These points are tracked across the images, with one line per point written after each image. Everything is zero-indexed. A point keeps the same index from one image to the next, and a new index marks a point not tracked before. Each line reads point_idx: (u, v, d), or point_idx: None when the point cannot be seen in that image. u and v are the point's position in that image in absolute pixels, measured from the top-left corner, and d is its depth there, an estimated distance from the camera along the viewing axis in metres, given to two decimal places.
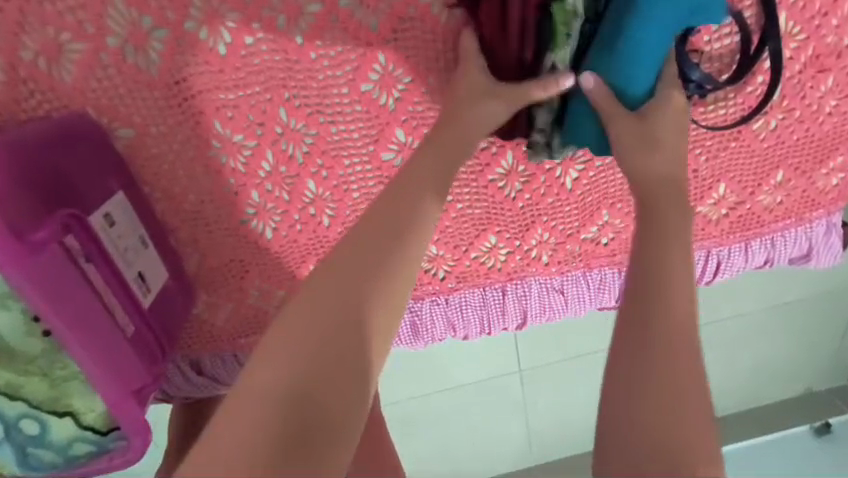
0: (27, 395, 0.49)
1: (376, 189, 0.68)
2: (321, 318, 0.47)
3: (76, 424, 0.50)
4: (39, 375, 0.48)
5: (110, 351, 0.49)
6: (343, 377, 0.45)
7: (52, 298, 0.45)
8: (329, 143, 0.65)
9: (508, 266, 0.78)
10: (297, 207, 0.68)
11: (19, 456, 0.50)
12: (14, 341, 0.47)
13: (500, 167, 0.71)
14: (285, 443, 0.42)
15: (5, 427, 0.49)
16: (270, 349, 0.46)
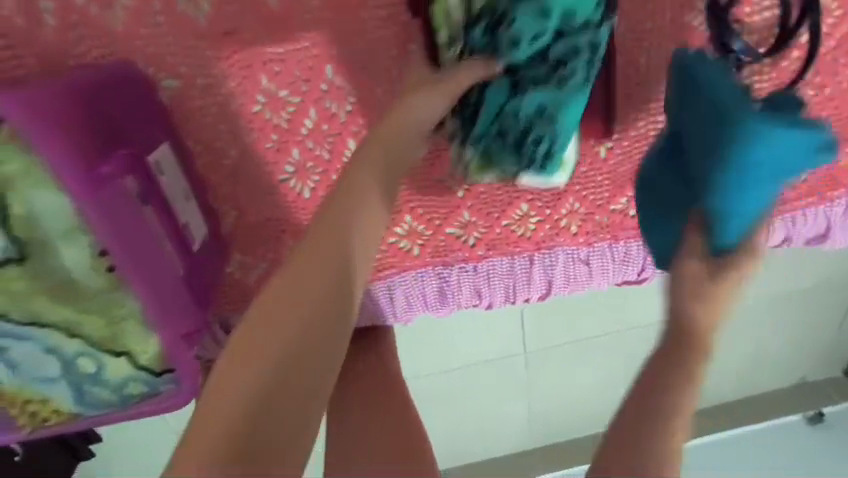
0: (87, 332, 0.49)
1: None
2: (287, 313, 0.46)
3: (132, 364, 0.52)
4: (100, 314, 0.49)
5: (166, 292, 0.49)
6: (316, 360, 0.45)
7: (117, 232, 0.45)
8: (372, 102, 0.66)
9: (538, 234, 0.80)
10: (337, 167, 0.69)
11: (75, 394, 0.51)
12: (77, 277, 0.46)
13: None
14: (256, 434, 0.41)
15: (63, 364, 0.50)
16: (249, 336, 0.45)
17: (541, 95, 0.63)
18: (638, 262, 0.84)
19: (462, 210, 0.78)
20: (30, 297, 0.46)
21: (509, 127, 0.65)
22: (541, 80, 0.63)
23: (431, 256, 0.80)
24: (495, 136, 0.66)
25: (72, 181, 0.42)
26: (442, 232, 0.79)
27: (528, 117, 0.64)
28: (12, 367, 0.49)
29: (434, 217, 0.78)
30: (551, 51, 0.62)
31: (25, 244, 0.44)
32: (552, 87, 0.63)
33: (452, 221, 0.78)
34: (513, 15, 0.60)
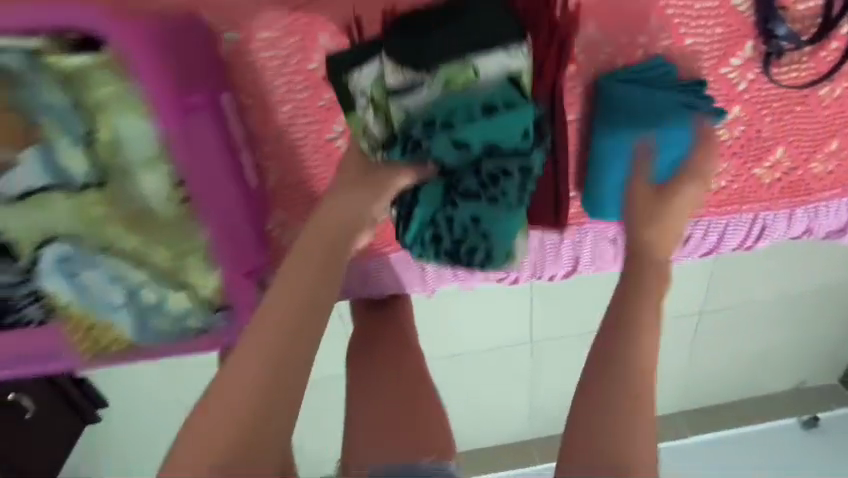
0: (154, 260, 0.60)
1: None
2: (279, 313, 0.51)
3: (186, 298, 0.60)
4: (166, 242, 0.59)
5: (227, 223, 0.59)
6: (286, 381, 0.49)
7: (186, 150, 0.57)
8: None
9: (570, 210, 0.81)
10: None
11: (136, 321, 0.60)
12: (156, 205, 0.58)
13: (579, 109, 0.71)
14: (240, 450, 0.46)
15: (126, 293, 0.59)
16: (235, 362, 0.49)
17: (471, 206, 0.61)
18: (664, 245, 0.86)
19: None
20: (105, 222, 0.58)
21: (444, 233, 0.63)
22: (469, 195, 0.60)
23: None
24: (431, 238, 0.64)
25: (162, 105, 0.54)
26: None
27: (461, 223, 0.62)
28: (81, 294, 0.59)
29: None
30: (481, 164, 0.60)
31: (109, 168, 0.56)
32: (483, 201, 0.60)
33: None
34: (433, 141, 0.58)
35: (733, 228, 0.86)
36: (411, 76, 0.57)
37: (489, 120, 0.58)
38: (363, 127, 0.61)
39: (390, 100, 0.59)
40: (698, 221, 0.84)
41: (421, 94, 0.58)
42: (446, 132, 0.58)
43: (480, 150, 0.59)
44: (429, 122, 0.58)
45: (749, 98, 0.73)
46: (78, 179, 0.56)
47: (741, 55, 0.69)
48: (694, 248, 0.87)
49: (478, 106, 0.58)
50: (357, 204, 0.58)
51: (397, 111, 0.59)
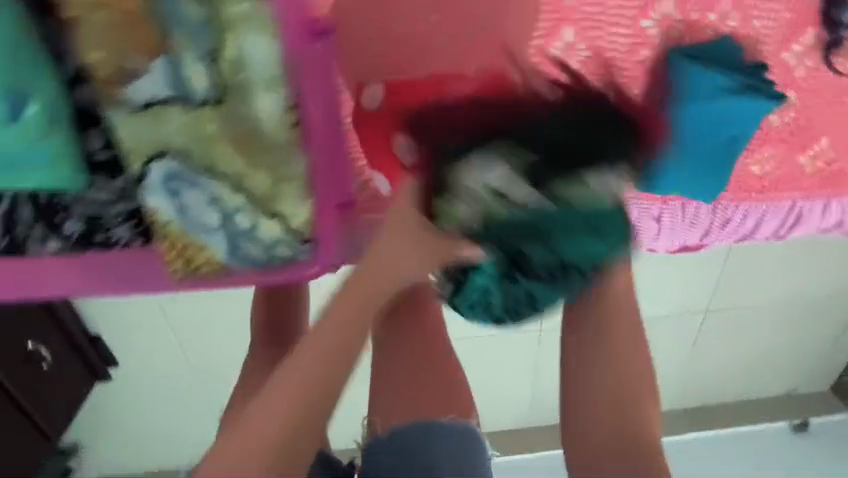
0: (252, 187, 0.55)
1: None
2: (303, 371, 0.48)
3: (283, 227, 0.57)
4: (267, 169, 0.55)
5: (332, 159, 0.58)
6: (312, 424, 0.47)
7: (313, 80, 0.55)
8: None
9: None
10: None
11: (230, 246, 0.57)
12: (264, 125, 0.54)
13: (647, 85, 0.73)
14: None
15: (222, 216, 0.55)
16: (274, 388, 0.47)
17: (537, 289, 0.56)
18: (704, 228, 0.89)
19: None
20: (217, 140, 0.53)
21: (494, 302, 0.60)
22: (535, 280, 0.55)
23: None
24: (479, 304, 0.61)
25: (294, 30, 0.52)
26: None
27: (514, 299, 0.58)
28: (183, 212, 0.55)
29: None
30: (564, 262, 0.54)
31: (228, 87, 0.51)
32: (548, 284, 0.56)
33: None
34: (532, 248, 0.53)
35: (771, 215, 0.89)
36: (528, 187, 0.50)
37: (587, 235, 0.53)
38: (458, 218, 0.51)
39: (497, 194, 0.50)
40: (739, 205, 0.87)
41: (536, 201, 0.50)
42: (544, 241, 0.52)
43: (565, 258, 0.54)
44: (526, 232, 0.52)
45: (804, 85, 0.76)
46: (197, 94, 0.51)
47: (804, 40, 0.73)
48: (732, 232, 0.90)
49: (585, 224, 0.52)
50: (407, 268, 0.53)
51: (510, 214, 0.51)
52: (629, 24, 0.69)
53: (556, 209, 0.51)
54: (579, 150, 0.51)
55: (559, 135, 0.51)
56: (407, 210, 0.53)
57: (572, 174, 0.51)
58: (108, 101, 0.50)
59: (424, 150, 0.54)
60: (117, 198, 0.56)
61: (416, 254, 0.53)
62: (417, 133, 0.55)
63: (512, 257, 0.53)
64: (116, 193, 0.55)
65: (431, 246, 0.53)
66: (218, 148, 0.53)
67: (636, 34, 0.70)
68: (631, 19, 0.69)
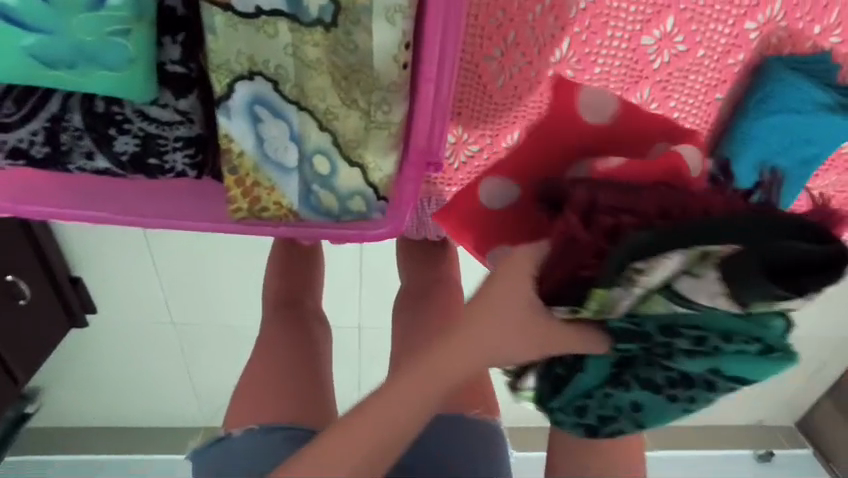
0: (337, 129, 0.49)
1: (619, 70, 0.69)
2: (387, 427, 0.49)
3: (362, 179, 0.52)
4: (360, 111, 0.49)
5: (432, 113, 0.52)
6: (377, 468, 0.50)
7: (441, 23, 0.47)
8: (606, 6, 0.65)
9: None
10: (543, 63, 0.68)
11: (302, 190, 0.52)
12: (374, 62, 0.46)
13: (729, 89, 0.71)
14: None
15: (299, 156, 0.50)
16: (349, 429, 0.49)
17: (650, 395, 0.51)
18: None
19: None
20: (316, 68, 0.46)
21: (592, 407, 0.54)
22: (651, 386, 0.51)
23: None
24: (573, 409, 0.55)
25: None
26: None
27: (620, 407, 0.53)
28: (260, 143, 0.49)
29: None
30: (688, 375, 0.50)
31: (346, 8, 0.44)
32: (662, 396, 0.51)
33: None
34: (686, 340, 0.48)
35: None
36: (716, 282, 0.43)
37: (748, 357, 0.47)
38: (607, 301, 0.47)
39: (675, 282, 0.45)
40: None
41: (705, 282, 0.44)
42: (681, 350, 0.48)
43: (697, 373, 0.49)
44: (670, 324, 0.48)
45: None
46: (312, 12, 0.44)
47: None
48: None
49: (754, 350, 0.47)
50: (512, 350, 0.49)
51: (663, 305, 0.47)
52: (731, 23, 0.66)
53: (734, 334, 0.46)
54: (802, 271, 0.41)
55: (799, 245, 0.40)
56: (521, 283, 0.49)
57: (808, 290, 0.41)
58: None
59: (580, 234, 0.49)
60: (179, 122, 0.49)
61: (533, 331, 0.49)
62: (575, 206, 0.51)
63: (651, 354, 0.50)
64: (181, 113, 0.49)
65: (532, 332, 0.49)
66: (309, 76, 0.47)
67: (737, 35, 0.67)
68: (735, 17, 0.66)
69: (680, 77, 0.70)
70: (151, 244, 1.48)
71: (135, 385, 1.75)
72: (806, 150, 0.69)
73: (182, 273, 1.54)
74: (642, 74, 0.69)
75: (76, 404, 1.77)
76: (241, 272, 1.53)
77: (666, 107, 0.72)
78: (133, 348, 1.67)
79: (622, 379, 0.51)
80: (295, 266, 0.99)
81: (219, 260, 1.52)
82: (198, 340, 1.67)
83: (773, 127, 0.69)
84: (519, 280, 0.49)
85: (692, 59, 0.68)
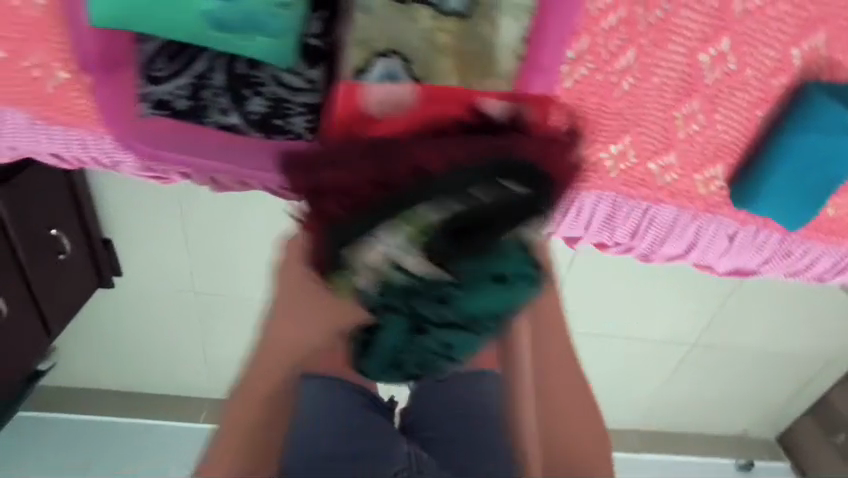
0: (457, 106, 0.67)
1: (674, 81, 0.77)
2: (258, 404, 0.75)
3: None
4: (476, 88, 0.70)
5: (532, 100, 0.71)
6: (269, 414, 0.77)
7: (553, 31, 0.68)
8: (671, 23, 0.72)
9: (709, 197, 0.90)
10: (607, 70, 0.74)
11: None
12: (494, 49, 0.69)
13: (768, 108, 0.79)
14: (255, 454, 0.75)
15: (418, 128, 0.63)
16: (238, 414, 0.74)
17: (447, 335, 0.62)
18: (763, 254, 0.98)
19: (671, 151, 0.85)
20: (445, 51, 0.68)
21: (411, 360, 0.65)
22: (443, 327, 0.62)
23: (623, 184, 0.88)
24: (388, 362, 0.66)
25: None
26: (645, 164, 0.86)
27: (434, 351, 0.64)
28: None
29: (649, 148, 0.84)
30: (472, 318, 0.62)
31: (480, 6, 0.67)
32: (455, 329, 0.62)
33: (657, 158, 0.86)
34: (438, 291, 0.60)
35: (825, 257, 0.98)
36: (424, 252, 0.59)
37: (488, 289, 0.60)
38: (355, 275, 0.61)
39: (388, 253, 0.60)
40: (803, 241, 0.95)
41: (387, 240, 0.60)
42: (430, 289, 0.60)
43: (476, 315, 0.62)
44: (408, 291, 0.61)
45: None
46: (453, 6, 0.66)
47: None
48: (788, 264, 1.00)
49: (483, 278, 0.60)
50: (299, 328, 0.74)
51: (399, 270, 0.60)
52: (779, 49, 0.74)
53: (448, 274, 0.59)
54: (482, 209, 0.60)
55: (479, 197, 0.59)
56: (287, 276, 0.71)
57: (481, 238, 0.60)
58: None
59: (337, 212, 0.62)
60: (305, 89, 0.70)
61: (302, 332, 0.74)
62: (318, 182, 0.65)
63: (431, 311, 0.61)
64: (309, 82, 0.70)
65: (297, 299, 0.71)
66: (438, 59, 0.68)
67: (783, 59, 0.75)
68: (784, 43, 0.74)
69: (727, 93, 0.78)
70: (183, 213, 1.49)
71: (150, 352, 1.79)
72: (828, 168, 0.80)
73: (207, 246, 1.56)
74: (694, 87, 0.77)
75: (91, 365, 1.80)
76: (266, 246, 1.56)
77: (710, 118, 0.81)
78: (153, 314, 1.71)
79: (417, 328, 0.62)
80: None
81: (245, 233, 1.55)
82: (219, 310, 1.70)
83: (802, 148, 0.79)
84: (288, 274, 0.70)
85: (739, 78, 0.77)
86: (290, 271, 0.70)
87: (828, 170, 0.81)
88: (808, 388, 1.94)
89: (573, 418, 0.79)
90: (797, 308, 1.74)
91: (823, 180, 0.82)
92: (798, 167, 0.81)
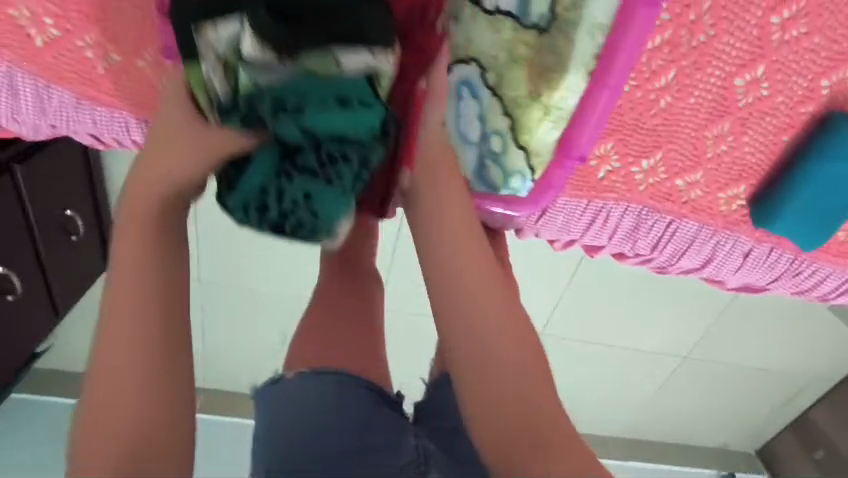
0: (519, 120, 0.67)
1: (709, 103, 0.80)
2: (144, 327, 0.55)
3: (525, 162, 0.70)
4: (541, 107, 0.66)
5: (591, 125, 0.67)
6: (166, 360, 0.54)
7: (624, 53, 0.63)
8: (713, 48, 0.75)
9: (729, 215, 0.93)
10: (646, 88, 0.78)
11: (477, 165, 0.69)
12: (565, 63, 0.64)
13: (794, 135, 0.83)
14: (161, 437, 0.51)
15: (481, 134, 0.68)
16: (121, 347, 0.54)
17: (304, 184, 0.56)
18: (773, 271, 1.02)
19: (698, 170, 0.88)
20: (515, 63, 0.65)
21: (271, 203, 0.57)
22: (305, 172, 0.57)
23: (650, 198, 0.91)
24: (256, 203, 0.58)
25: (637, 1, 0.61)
26: (673, 180, 0.89)
27: (293, 200, 0.56)
28: (458, 118, 0.67)
29: (678, 165, 0.87)
30: (321, 142, 0.57)
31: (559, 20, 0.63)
32: (318, 179, 0.57)
33: (685, 175, 0.89)
34: (275, 111, 0.55)
35: (829, 279, 1.03)
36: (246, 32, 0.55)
37: (335, 109, 0.55)
38: (198, 77, 0.59)
39: (241, 64, 0.56)
40: (811, 263, 0.99)
41: (249, 41, 0.55)
42: (293, 114, 0.55)
43: (323, 133, 0.56)
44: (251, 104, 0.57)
45: None
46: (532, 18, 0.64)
47: None
48: (795, 283, 1.04)
49: (330, 106, 0.55)
50: (187, 174, 0.60)
51: (241, 76, 0.56)
52: (809, 79, 0.78)
53: (281, 91, 0.55)
54: (310, 15, 0.56)
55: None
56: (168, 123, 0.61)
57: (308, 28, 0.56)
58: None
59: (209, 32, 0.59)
60: None
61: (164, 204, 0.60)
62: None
63: (283, 149, 0.58)
64: None
65: (192, 148, 0.59)
66: (510, 69, 0.65)
67: (812, 89, 0.79)
68: (815, 74, 0.78)
69: (757, 117, 0.82)
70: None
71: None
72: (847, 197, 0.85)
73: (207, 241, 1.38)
74: (727, 109, 0.81)
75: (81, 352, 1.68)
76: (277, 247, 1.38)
77: (739, 140, 0.84)
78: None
79: (280, 173, 0.57)
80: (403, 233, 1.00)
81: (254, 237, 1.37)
82: None
83: (825, 176, 0.83)
84: (165, 121, 0.61)
85: (769, 104, 0.80)
86: (167, 115, 0.62)
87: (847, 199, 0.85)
88: (790, 404, 2.01)
89: (525, 374, 0.55)
90: (787, 328, 1.80)
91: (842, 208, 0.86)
92: (819, 194, 0.85)
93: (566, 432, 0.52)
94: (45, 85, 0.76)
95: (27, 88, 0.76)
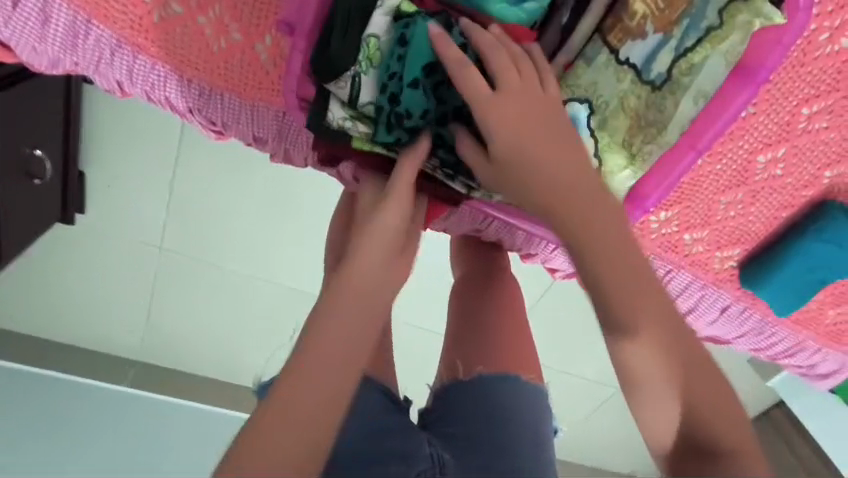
0: (605, 164, 0.71)
1: (732, 171, 0.87)
2: (328, 358, 0.53)
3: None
4: (628, 154, 0.71)
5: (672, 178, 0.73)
6: (336, 380, 0.53)
7: (720, 124, 0.68)
8: (749, 123, 0.82)
9: (719, 272, 1.02)
10: None
11: None
12: (667, 122, 0.67)
13: (789, 212, 0.93)
14: (313, 448, 0.51)
15: None
16: (303, 374, 0.52)
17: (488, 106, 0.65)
18: (741, 328, 1.13)
19: (703, 228, 0.95)
20: (621, 111, 0.70)
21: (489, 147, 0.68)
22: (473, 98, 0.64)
23: (661, 246, 0.96)
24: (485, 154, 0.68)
25: (740, 84, 0.66)
26: (682, 233, 0.95)
27: None
28: None
29: (688, 220, 0.94)
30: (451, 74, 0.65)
31: (677, 81, 0.66)
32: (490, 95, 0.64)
33: (692, 231, 0.95)
34: (400, 90, 0.65)
35: (783, 340, 1.15)
36: (342, 85, 0.67)
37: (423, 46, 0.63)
38: (360, 143, 0.71)
39: (360, 105, 0.68)
40: (772, 323, 1.11)
41: (348, 87, 0.67)
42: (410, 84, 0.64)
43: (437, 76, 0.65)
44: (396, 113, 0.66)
45: None
46: (652, 74, 0.67)
47: None
48: (753, 340, 1.16)
49: (410, 50, 0.63)
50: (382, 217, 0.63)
51: (371, 113, 0.68)
52: (814, 168, 0.88)
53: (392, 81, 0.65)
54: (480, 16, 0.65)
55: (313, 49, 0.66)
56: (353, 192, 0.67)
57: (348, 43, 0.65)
58: (601, 44, 0.69)
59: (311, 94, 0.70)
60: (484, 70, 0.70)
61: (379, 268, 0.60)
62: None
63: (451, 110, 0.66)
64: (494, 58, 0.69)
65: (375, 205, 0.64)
66: (615, 117, 0.70)
67: (816, 177, 0.89)
68: (821, 164, 0.88)
69: (766, 192, 0.90)
70: (179, 159, 1.30)
71: (87, 302, 1.53)
72: (825, 272, 0.95)
73: (197, 212, 1.37)
74: (745, 180, 0.89)
75: (14, 302, 1.51)
76: (261, 223, 1.39)
77: (744, 208, 0.92)
78: (107, 262, 1.46)
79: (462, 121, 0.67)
80: (465, 257, 0.88)
81: (241, 210, 1.37)
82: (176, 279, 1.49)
83: (813, 252, 0.93)
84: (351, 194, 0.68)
85: (780, 183, 0.89)
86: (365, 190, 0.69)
87: (824, 275, 0.95)
88: None
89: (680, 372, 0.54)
90: None
91: (818, 282, 0.96)
92: (803, 267, 0.95)
93: (732, 421, 0.53)
94: (85, 20, 0.68)
95: (62, 18, 0.68)
